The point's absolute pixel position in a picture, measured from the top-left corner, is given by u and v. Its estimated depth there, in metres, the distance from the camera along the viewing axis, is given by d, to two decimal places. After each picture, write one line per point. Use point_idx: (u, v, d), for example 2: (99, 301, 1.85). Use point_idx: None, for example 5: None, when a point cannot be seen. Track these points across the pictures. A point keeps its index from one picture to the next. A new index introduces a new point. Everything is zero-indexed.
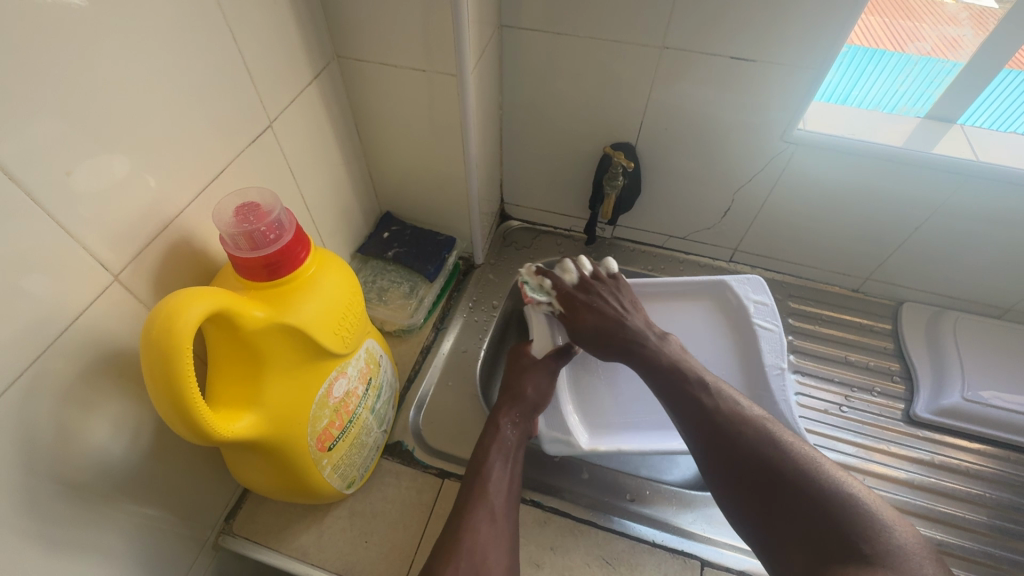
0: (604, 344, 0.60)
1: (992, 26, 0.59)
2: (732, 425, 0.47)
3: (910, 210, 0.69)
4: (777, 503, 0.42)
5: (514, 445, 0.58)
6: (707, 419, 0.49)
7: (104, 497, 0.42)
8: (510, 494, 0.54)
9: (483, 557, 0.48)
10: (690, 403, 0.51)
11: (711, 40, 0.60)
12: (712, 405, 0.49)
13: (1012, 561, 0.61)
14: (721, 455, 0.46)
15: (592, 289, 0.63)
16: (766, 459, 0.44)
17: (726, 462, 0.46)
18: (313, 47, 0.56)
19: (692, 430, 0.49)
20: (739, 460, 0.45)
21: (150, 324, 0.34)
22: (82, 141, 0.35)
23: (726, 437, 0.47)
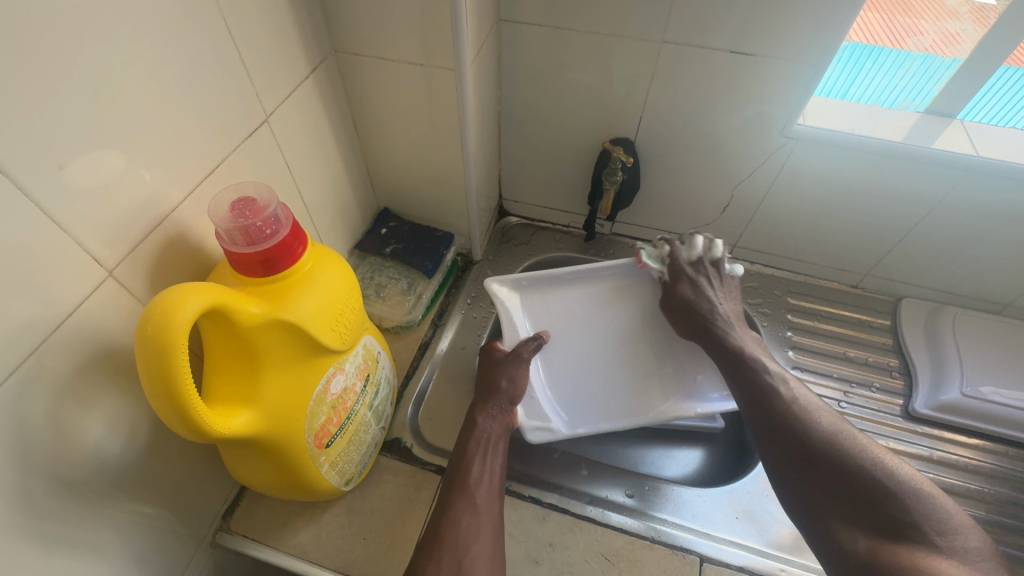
0: (682, 315, 0.67)
1: (992, 21, 0.58)
2: (801, 416, 0.54)
3: (909, 206, 0.69)
4: (840, 483, 0.48)
5: (493, 439, 0.59)
6: (775, 409, 0.55)
7: (100, 495, 0.42)
8: (492, 486, 0.55)
9: (466, 552, 0.49)
10: (759, 393, 0.57)
11: (712, 34, 0.60)
12: (782, 395, 0.56)
13: (1010, 555, 0.61)
14: (790, 438, 0.53)
15: (702, 270, 0.68)
16: (833, 446, 0.50)
17: (792, 445, 0.52)
18: (310, 41, 0.56)
19: (758, 417, 0.56)
20: (808, 444, 0.51)
21: (145, 322, 0.34)
22: (76, 135, 0.35)
23: (795, 425, 0.53)
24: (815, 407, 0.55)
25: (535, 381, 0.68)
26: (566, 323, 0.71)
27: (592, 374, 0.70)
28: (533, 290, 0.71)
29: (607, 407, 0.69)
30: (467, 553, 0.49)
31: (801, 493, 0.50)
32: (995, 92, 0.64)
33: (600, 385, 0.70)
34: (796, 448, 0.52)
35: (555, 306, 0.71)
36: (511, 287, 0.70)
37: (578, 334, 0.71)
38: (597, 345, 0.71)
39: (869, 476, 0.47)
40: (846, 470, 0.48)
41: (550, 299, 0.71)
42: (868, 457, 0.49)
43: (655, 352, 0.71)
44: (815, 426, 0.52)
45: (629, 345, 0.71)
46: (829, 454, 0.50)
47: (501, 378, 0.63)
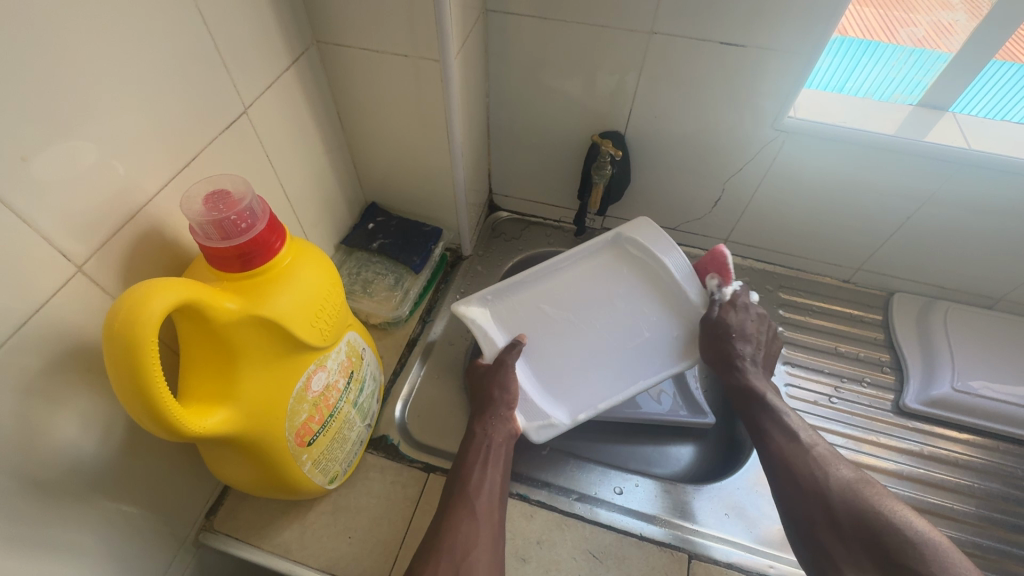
0: (715, 350, 0.65)
1: (985, 11, 0.57)
2: (818, 462, 0.56)
3: (901, 200, 0.69)
4: (852, 528, 0.51)
5: (495, 446, 0.58)
6: (791, 451, 0.57)
7: (75, 495, 0.41)
8: (494, 494, 0.55)
9: (468, 556, 0.49)
10: (775, 434, 0.59)
11: (701, 25, 0.59)
12: (797, 438, 0.58)
13: (999, 550, 0.61)
14: (804, 482, 0.55)
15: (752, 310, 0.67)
16: (849, 494, 0.52)
17: (806, 488, 0.54)
18: (291, 32, 0.55)
19: (773, 457, 0.58)
20: (823, 489, 0.54)
21: (112, 319, 0.33)
22: (41, 126, 0.34)
23: (811, 471, 0.55)
24: (832, 454, 0.56)
25: (525, 381, 0.64)
26: (540, 311, 0.68)
27: (581, 355, 0.67)
28: (500, 300, 0.68)
29: (603, 387, 0.65)
30: (468, 558, 0.49)
31: (808, 533, 0.53)
32: (992, 87, 0.64)
33: (592, 364, 0.66)
34: (809, 493, 0.54)
35: (528, 297, 0.69)
36: (478, 304, 0.67)
37: (554, 318, 0.68)
38: (576, 324, 0.68)
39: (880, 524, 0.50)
40: (857, 518, 0.51)
41: (519, 289, 0.69)
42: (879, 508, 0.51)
43: (635, 320, 0.68)
44: (832, 473, 0.54)
45: (608, 321, 0.68)
46: (843, 500, 0.52)
47: (506, 388, 0.61)
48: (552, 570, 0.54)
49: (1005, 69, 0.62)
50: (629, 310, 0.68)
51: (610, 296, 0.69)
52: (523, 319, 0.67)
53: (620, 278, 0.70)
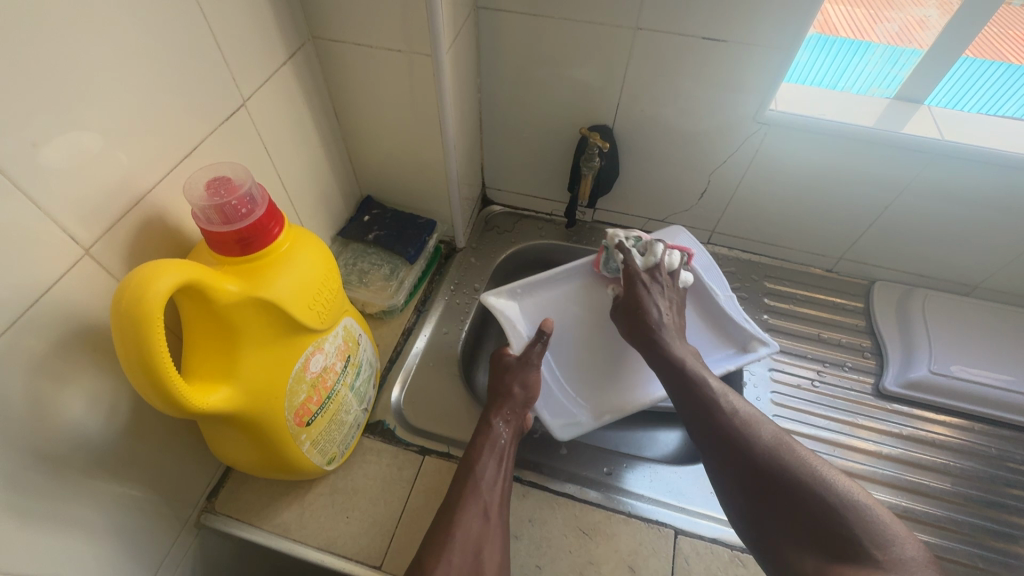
0: (632, 327, 0.64)
1: (955, 7, 0.60)
2: (742, 431, 0.50)
3: (880, 190, 0.71)
4: (784, 503, 0.45)
5: (506, 443, 0.60)
6: (716, 424, 0.51)
7: (82, 471, 0.43)
8: (502, 489, 0.56)
9: (479, 555, 0.50)
10: (703, 404, 0.53)
11: (684, 21, 0.61)
12: (722, 407, 0.53)
13: (973, 525, 0.63)
14: (730, 456, 0.49)
15: (656, 281, 0.66)
16: (776, 468, 0.46)
17: (740, 472, 0.48)
18: (287, 26, 0.56)
19: (700, 431, 0.52)
20: (749, 460, 0.48)
21: (119, 297, 0.34)
22: (51, 115, 0.35)
23: (737, 441, 0.49)
24: (760, 422, 0.51)
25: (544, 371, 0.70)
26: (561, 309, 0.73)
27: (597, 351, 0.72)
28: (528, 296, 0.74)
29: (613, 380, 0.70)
30: (479, 554, 0.50)
31: (745, 509, 0.47)
32: (982, 83, 0.66)
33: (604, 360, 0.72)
34: (740, 467, 0.48)
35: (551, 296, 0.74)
36: (507, 296, 0.72)
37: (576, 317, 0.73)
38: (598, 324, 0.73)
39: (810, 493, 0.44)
40: (791, 487, 0.45)
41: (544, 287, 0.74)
42: (810, 473, 0.45)
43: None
44: (757, 439, 0.49)
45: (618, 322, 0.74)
46: (770, 470, 0.47)
47: (511, 387, 0.64)
48: (543, 547, 0.56)
49: (989, 67, 0.65)
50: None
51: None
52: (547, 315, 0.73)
53: None
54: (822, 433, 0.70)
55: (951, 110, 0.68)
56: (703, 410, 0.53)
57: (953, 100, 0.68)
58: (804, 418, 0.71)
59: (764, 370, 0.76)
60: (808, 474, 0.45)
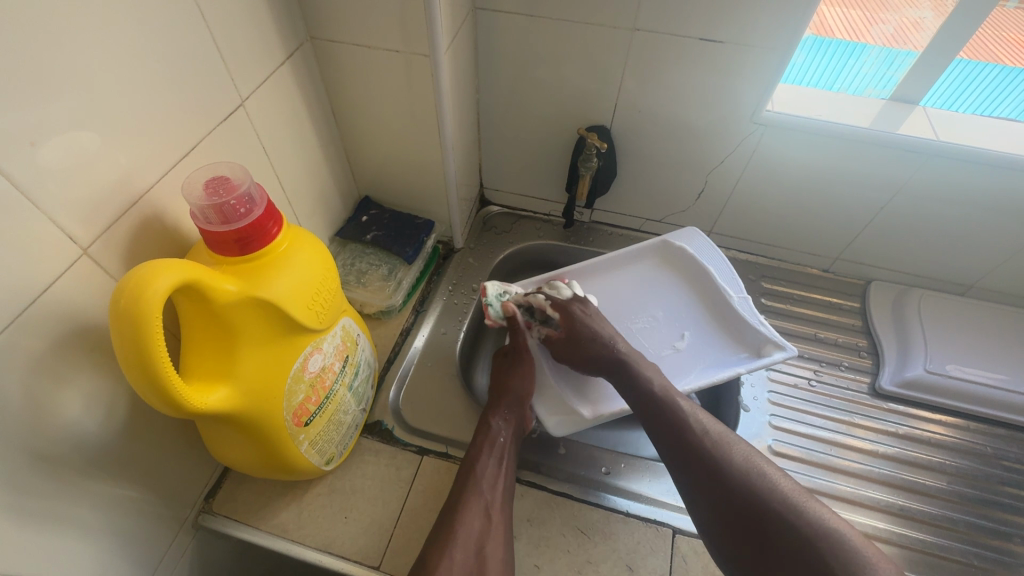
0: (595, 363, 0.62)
1: (950, 9, 0.60)
2: (713, 453, 0.51)
3: (876, 190, 0.71)
4: (754, 526, 0.47)
5: (505, 440, 0.60)
6: (689, 444, 0.53)
7: (80, 471, 0.43)
8: (503, 486, 0.56)
9: (482, 552, 0.50)
10: (672, 423, 0.55)
11: (681, 22, 0.62)
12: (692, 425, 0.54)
13: (969, 523, 0.64)
14: (703, 478, 0.51)
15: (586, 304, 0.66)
16: (748, 491, 0.48)
17: (713, 494, 0.50)
18: (285, 27, 0.56)
19: (671, 452, 0.54)
20: (720, 483, 0.50)
21: (118, 297, 0.34)
22: (49, 115, 0.35)
23: (709, 463, 0.51)
24: (732, 441, 0.53)
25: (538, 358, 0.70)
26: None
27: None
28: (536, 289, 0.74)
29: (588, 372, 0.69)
30: (482, 551, 0.50)
31: (716, 529, 0.49)
32: (977, 85, 0.67)
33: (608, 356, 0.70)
34: (711, 489, 0.50)
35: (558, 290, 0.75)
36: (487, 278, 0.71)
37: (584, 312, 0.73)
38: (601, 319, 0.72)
39: (779, 517, 0.46)
40: (762, 511, 0.47)
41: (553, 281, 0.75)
42: (778, 497, 0.47)
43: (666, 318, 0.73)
44: (728, 460, 0.51)
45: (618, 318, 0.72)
46: (739, 493, 0.48)
47: (512, 385, 0.64)
48: (542, 546, 0.56)
49: (985, 69, 0.66)
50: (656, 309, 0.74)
51: (644, 297, 0.75)
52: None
53: (662, 287, 0.76)
54: (819, 432, 0.70)
55: (946, 111, 0.68)
56: (675, 427, 0.55)
57: (948, 101, 0.68)
58: (800, 417, 0.72)
59: (760, 370, 0.76)
60: (777, 497, 0.47)
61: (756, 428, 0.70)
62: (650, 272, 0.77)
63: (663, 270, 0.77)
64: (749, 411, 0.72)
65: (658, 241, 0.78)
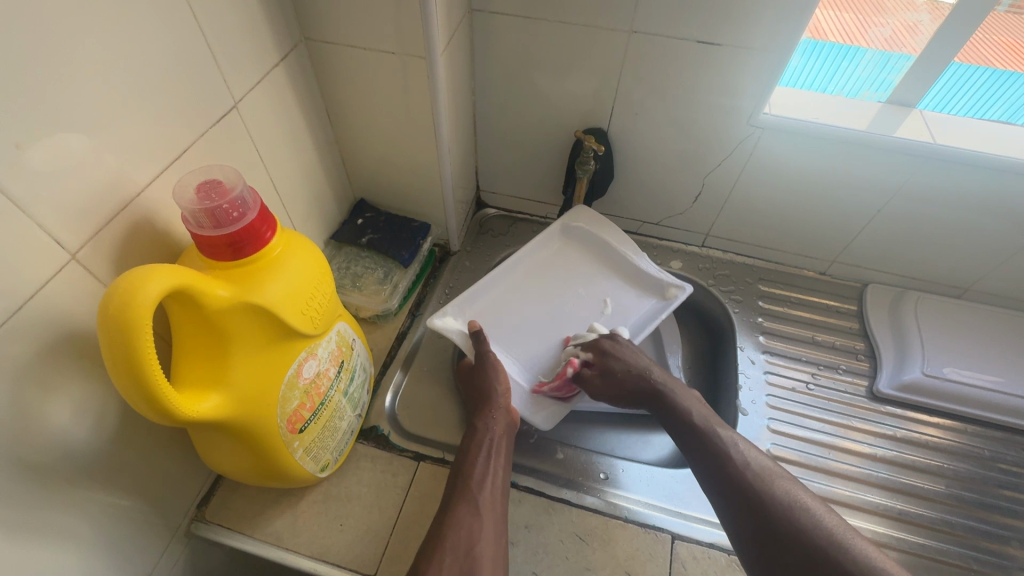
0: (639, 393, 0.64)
1: (946, 12, 0.61)
2: (757, 485, 0.51)
3: (874, 194, 0.71)
4: (799, 560, 0.46)
5: (496, 439, 0.59)
6: (731, 475, 0.53)
7: (69, 480, 0.42)
8: (495, 486, 0.55)
9: (472, 552, 0.49)
10: (716, 453, 0.55)
11: (678, 25, 0.61)
12: (735, 456, 0.54)
13: (968, 526, 0.63)
14: (745, 509, 0.50)
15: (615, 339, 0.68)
16: (788, 525, 0.48)
17: (753, 525, 0.50)
18: (280, 28, 0.56)
19: (713, 483, 0.54)
20: (764, 516, 0.49)
21: (107, 301, 0.34)
22: (37, 117, 0.35)
23: (751, 494, 0.51)
24: (769, 470, 0.53)
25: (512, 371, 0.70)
26: (502, 315, 0.75)
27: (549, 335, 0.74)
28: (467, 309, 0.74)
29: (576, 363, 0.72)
30: (472, 551, 0.49)
31: (758, 561, 0.48)
32: (970, 87, 0.67)
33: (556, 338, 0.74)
34: (754, 521, 0.50)
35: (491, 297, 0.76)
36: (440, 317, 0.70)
37: (518, 314, 0.75)
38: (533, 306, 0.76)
39: (822, 550, 0.45)
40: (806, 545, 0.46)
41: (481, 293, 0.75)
42: (820, 530, 0.47)
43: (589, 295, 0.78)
44: (771, 491, 0.50)
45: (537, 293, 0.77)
46: (782, 526, 0.48)
47: (492, 380, 0.63)
48: (540, 553, 0.56)
49: (977, 72, 0.65)
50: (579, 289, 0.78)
51: (558, 277, 0.79)
52: (491, 317, 0.74)
53: (572, 262, 0.81)
54: (818, 436, 0.70)
55: (940, 114, 0.69)
56: (716, 456, 0.55)
57: (942, 104, 0.68)
58: (799, 421, 0.71)
59: (758, 373, 0.76)
60: (818, 530, 0.47)
61: (754, 432, 0.70)
62: (557, 253, 0.81)
63: (570, 250, 0.82)
64: (747, 415, 0.72)
65: (561, 223, 0.81)
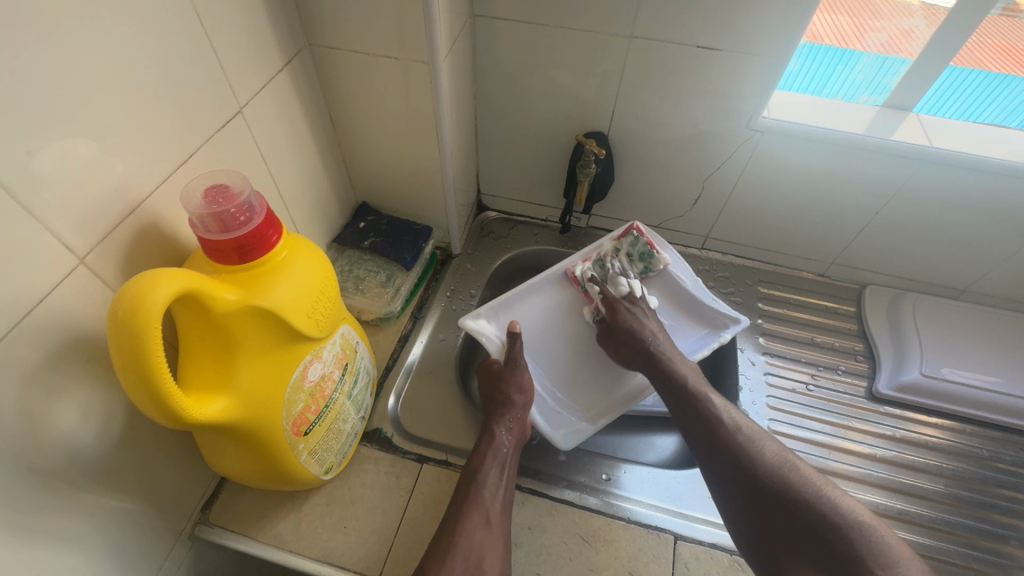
0: (628, 354, 0.65)
1: (942, 17, 0.61)
2: (745, 453, 0.52)
3: (871, 197, 0.72)
4: (785, 521, 0.47)
5: (509, 451, 0.59)
6: (721, 443, 0.53)
7: (76, 484, 0.42)
8: (504, 497, 0.56)
9: (482, 566, 0.49)
10: (706, 425, 0.55)
11: (678, 30, 0.62)
12: (727, 425, 0.54)
13: (967, 526, 0.64)
14: (733, 473, 0.51)
15: (635, 304, 0.69)
16: (776, 482, 0.49)
17: (741, 486, 0.50)
18: (284, 33, 0.56)
19: (704, 452, 0.54)
20: (753, 481, 0.50)
21: (118, 305, 0.34)
22: (46, 122, 0.35)
23: (741, 462, 0.51)
24: (759, 435, 0.54)
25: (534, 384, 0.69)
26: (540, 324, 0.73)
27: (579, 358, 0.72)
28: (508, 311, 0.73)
29: (598, 389, 0.70)
30: (481, 563, 0.50)
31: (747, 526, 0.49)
32: (964, 90, 0.68)
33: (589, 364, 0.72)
34: (743, 487, 0.50)
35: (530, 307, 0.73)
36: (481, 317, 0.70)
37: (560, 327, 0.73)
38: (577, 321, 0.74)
39: (806, 513, 0.47)
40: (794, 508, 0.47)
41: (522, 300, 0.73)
42: (806, 495, 0.48)
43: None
44: (760, 459, 0.51)
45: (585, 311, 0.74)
46: (771, 489, 0.49)
47: (515, 389, 0.64)
48: (544, 554, 0.56)
49: (972, 75, 0.66)
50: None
51: None
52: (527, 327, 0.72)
53: None
54: (818, 436, 0.71)
55: (936, 117, 0.70)
56: (707, 426, 0.55)
57: (938, 108, 0.69)
58: (800, 422, 0.72)
59: (759, 374, 0.76)
60: (804, 495, 0.48)
61: None
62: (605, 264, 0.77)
63: None
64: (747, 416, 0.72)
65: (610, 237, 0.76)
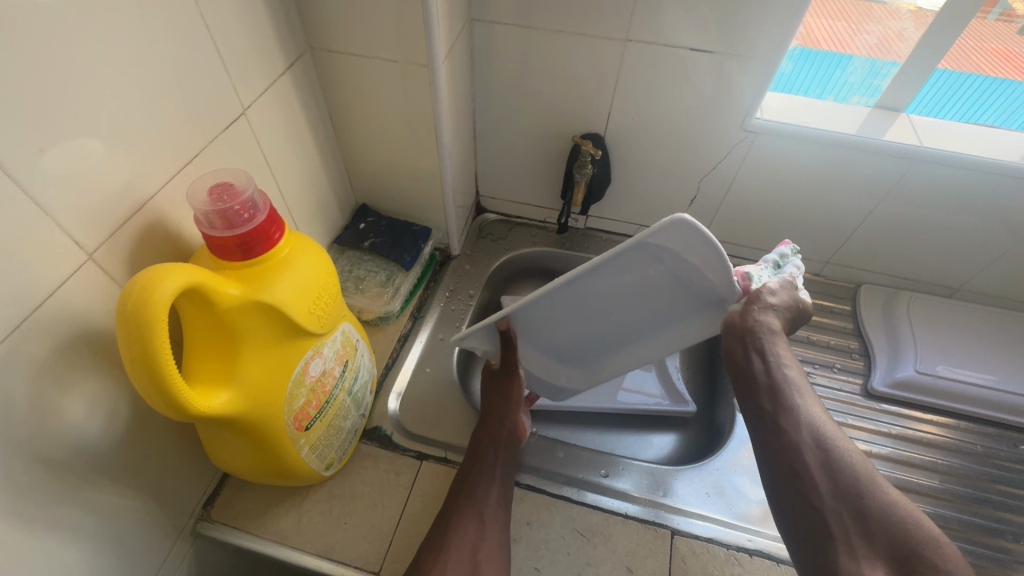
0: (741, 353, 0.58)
1: (930, 19, 0.63)
2: (816, 464, 0.51)
3: (863, 198, 0.74)
4: (840, 508, 0.49)
5: (501, 448, 0.60)
6: (786, 439, 0.53)
7: (81, 477, 0.43)
8: (499, 495, 0.56)
9: (476, 558, 0.51)
10: (779, 428, 0.54)
11: (669, 33, 0.64)
12: (802, 420, 0.53)
13: (963, 521, 0.65)
14: (785, 459, 0.52)
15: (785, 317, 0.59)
16: (831, 471, 0.50)
17: (793, 470, 0.52)
18: (286, 38, 0.57)
19: (766, 450, 0.54)
20: (830, 480, 0.50)
21: (126, 299, 0.35)
22: (57, 122, 0.36)
23: (816, 479, 0.50)
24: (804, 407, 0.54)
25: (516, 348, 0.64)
26: (568, 304, 0.57)
27: (590, 332, 0.62)
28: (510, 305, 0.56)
29: (589, 352, 0.66)
30: (476, 557, 0.51)
31: (808, 522, 0.50)
32: (965, 93, 0.69)
33: (601, 342, 0.64)
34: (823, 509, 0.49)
35: (564, 295, 0.55)
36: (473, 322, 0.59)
37: (569, 312, 0.59)
38: (594, 308, 0.58)
39: (870, 505, 0.48)
40: (865, 511, 0.48)
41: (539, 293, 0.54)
42: (863, 480, 0.50)
43: (654, 310, 0.58)
44: (844, 477, 0.50)
45: (602, 292, 0.55)
46: (840, 507, 0.49)
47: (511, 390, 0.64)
48: (542, 549, 0.57)
49: (970, 78, 0.68)
50: (649, 302, 0.57)
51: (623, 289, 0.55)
52: (547, 312, 0.58)
53: (637, 274, 0.53)
54: None
55: (931, 117, 0.70)
56: (768, 407, 0.55)
57: (930, 109, 0.70)
58: None
59: None
60: (859, 482, 0.49)
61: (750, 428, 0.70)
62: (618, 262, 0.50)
63: (636, 262, 0.50)
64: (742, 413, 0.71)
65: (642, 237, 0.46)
